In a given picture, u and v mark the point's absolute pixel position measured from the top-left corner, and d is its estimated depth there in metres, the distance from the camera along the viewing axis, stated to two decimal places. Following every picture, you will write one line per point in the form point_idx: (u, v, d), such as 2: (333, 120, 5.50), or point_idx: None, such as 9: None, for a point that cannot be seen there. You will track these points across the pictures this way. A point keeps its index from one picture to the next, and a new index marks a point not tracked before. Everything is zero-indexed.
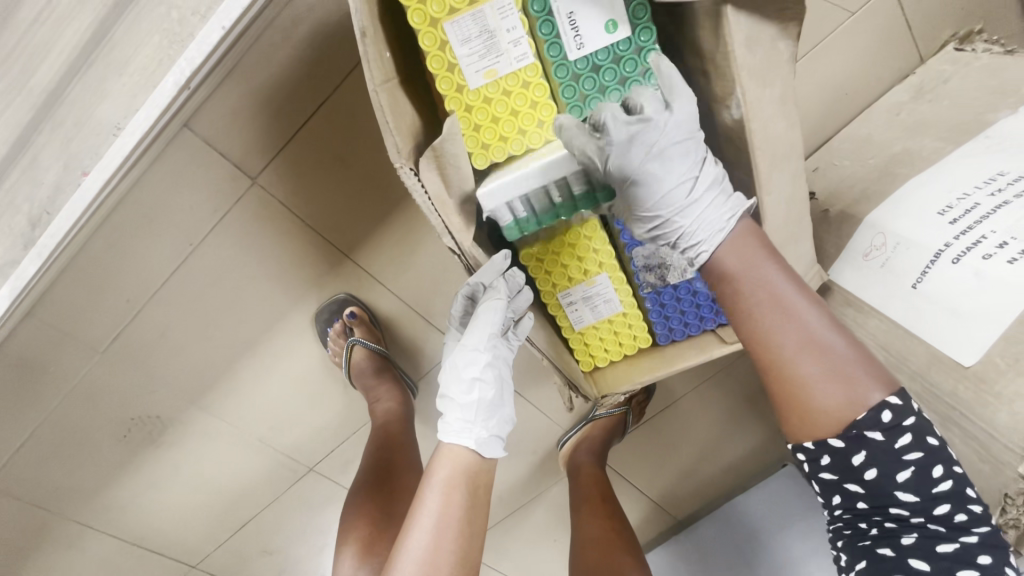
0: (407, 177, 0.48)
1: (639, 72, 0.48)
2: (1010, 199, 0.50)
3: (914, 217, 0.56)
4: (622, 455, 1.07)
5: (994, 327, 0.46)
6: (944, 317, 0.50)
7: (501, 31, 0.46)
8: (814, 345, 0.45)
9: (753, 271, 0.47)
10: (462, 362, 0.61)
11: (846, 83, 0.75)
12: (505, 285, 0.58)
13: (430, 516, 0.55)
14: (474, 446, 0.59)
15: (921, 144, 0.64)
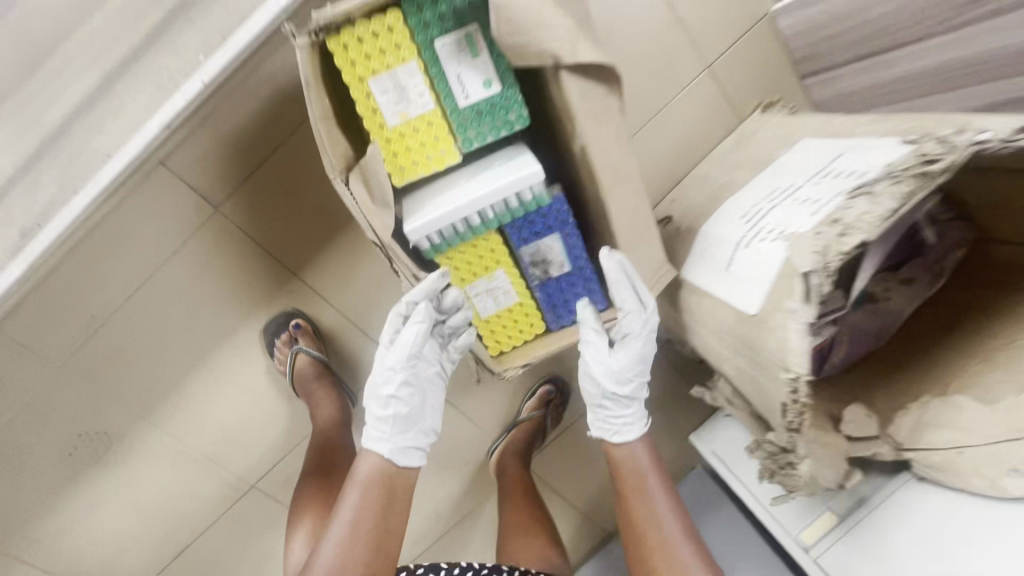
0: (339, 185, 0.65)
1: (510, 116, 0.68)
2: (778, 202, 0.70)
3: (727, 223, 0.76)
4: (548, 465, 1.17)
5: (764, 284, 0.64)
6: (742, 285, 0.68)
7: (409, 87, 0.64)
8: (678, 536, 0.78)
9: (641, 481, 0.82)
10: (388, 376, 0.76)
11: (690, 138, 0.99)
12: (427, 309, 0.74)
13: (353, 508, 0.69)
14: (386, 452, 0.73)
15: (736, 176, 0.86)
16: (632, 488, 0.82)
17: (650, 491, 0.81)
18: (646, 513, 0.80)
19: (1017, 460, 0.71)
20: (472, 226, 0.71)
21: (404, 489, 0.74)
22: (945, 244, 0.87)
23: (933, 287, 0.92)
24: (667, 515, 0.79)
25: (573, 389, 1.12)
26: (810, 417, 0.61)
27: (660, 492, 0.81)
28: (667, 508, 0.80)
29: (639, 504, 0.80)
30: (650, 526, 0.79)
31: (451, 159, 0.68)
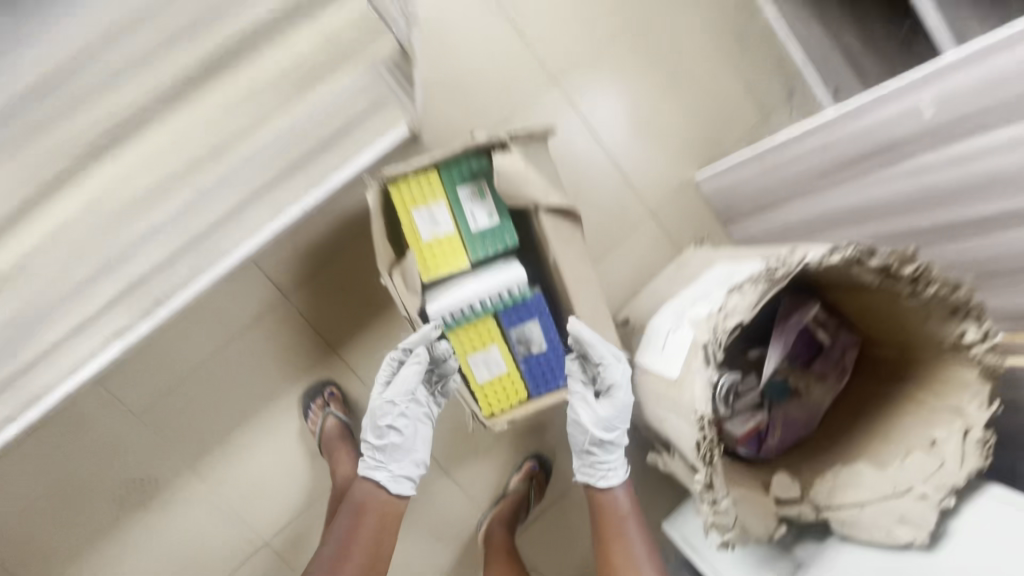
0: (386, 276, 0.98)
1: (505, 238, 1.00)
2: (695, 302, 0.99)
3: (664, 318, 1.04)
4: (531, 543, 1.28)
5: (681, 354, 0.90)
6: (669, 358, 0.94)
7: (438, 216, 0.97)
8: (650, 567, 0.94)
9: (620, 524, 0.99)
10: (384, 416, 1.01)
11: (643, 262, 1.30)
12: (420, 357, 1.00)
13: (355, 527, 0.93)
14: (375, 475, 0.97)
15: (673, 288, 1.15)
16: (614, 525, 0.99)
17: (627, 528, 0.99)
18: (624, 546, 0.97)
19: (903, 511, 0.88)
20: (475, 310, 0.98)
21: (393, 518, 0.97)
22: (839, 346, 1.11)
23: (843, 382, 1.12)
24: (638, 547, 0.96)
25: (553, 466, 1.26)
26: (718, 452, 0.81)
27: (634, 529, 0.98)
28: (640, 543, 0.97)
29: (620, 539, 0.98)
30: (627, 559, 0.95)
31: (461, 263, 0.98)
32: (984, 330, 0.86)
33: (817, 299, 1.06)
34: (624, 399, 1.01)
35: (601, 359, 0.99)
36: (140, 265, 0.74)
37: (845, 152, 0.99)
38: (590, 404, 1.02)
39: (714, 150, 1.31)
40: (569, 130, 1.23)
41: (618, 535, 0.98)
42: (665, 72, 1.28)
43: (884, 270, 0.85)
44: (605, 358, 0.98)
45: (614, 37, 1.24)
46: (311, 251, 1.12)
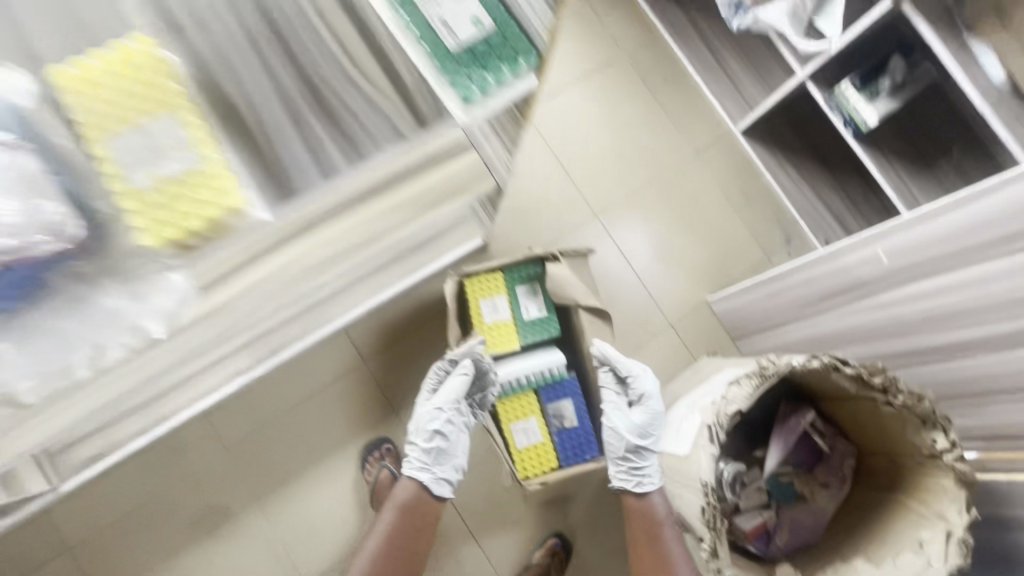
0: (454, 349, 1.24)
1: (550, 328, 1.25)
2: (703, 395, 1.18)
3: (678, 409, 1.23)
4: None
5: (689, 434, 1.08)
6: (680, 439, 1.11)
7: (500, 306, 1.24)
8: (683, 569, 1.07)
9: (656, 530, 1.12)
10: (432, 423, 1.16)
11: (662, 366, 1.51)
12: (468, 367, 1.16)
13: (390, 525, 1.09)
14: (422, 477, 1.13)
15: (688, 388, 1.34)
16: (652, 531, 1.12)
17: (662, 534, 1.11)
18: (659, 551, 1.09)
19: None
20: (521, 384, 1.21)
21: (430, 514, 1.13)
22: (838, 454, 1.24)
23: (844, 491, 1.23)
24: (674, 552, 1.09)
25: (574, 547, 1.37)
26: (719, 516, 0.96)
27: (670, 535, 1.10)
28: (675, 548, 1.09)
29: (658, 543, 1.10)
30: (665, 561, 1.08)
31: (513, 345, 1.23)
32: (952, 441, 1.00)
33: (813, 406, 1.24)
34: (653, 409, 1.17)
35: (630, 369, 1.19)
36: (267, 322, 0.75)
37: (827, 286, 1.24)
38: (624, 413, 1.18)
39: (724, 279, 1.59)
40: (605, 253, 1.54)
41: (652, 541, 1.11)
42: (684, 215, 1.60)
43: (859, 378, 1.03)
44: (632, 368, 1.19)
45: (644, 187, 1.59)
46: (391, 327, 1.39)
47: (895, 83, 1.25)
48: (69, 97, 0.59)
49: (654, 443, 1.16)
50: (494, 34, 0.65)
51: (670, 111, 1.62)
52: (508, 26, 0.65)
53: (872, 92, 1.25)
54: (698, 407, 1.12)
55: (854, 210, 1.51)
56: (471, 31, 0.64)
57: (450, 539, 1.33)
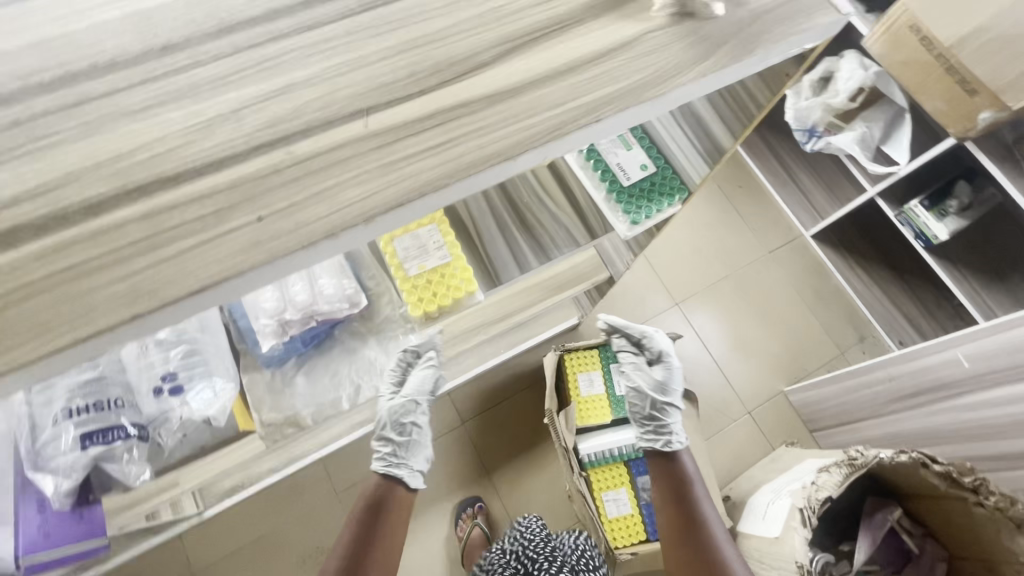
0: (552, 416, 1.35)
1: None
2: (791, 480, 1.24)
3: (763, 494, 1.29)
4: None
5: (780, 517, 1.14)
6: (769, 522, 1.17)
7: (594, 380, 1.37)
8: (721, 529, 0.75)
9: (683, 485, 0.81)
10: None
11: (740, 452, 1.57)
12: None
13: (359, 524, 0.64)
14: None
15: (770, 475, 1.39)
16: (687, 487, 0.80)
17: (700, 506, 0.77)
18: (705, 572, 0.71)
19: None
20: (614, 455, 1.30)
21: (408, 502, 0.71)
22: (928, 556, 1.25)
23: None
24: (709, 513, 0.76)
25: None
26: None
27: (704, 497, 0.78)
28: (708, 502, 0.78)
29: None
30: None
31: (604, 417, 1.33)
32: None
33: (899, 504, 1.28)
34: (671, 371, 0.98)
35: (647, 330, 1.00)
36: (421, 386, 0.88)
37: (907, 386, 1.32)
38: (644, 371, 1.00)
39: (799, 372, 1.67)
40: (684, 339, 1.66)
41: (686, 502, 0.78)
42: (760, 310, 1.72)
43: (949, 476, 1.08)
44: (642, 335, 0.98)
45: (720, 282, 1.74)
46: (488, 394, 1.53)
47: (963, 205, 1.37)
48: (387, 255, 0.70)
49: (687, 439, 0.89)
50: (659, 173, 0.74)
51: (745, 215, 1.81)
52: (670, 170, 0.74)
53: (941, 211, 1.39)
54: (787, 492, 1.18)
55: (928, 314, 1.59)
56: (639, 173, 0.73)
57: None
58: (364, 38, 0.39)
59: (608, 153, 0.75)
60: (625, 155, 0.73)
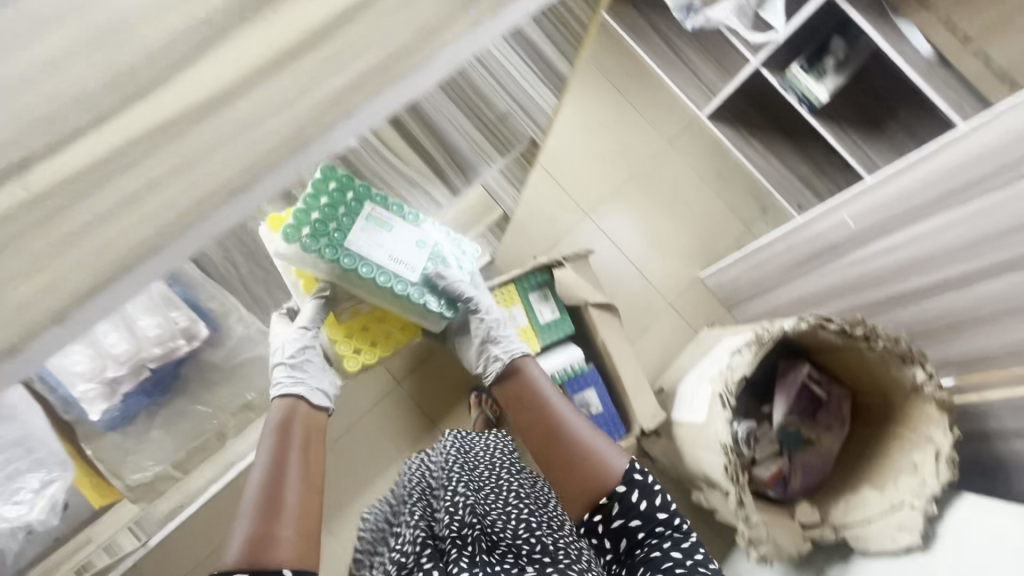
0: None
1: (564, 328, 1.38)
2: (717, 354, 1.33)
3: (691, 379, 1.36)
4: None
5: (701, 401, 1.23)
6: (700, 385, 1.28)
7: (516, 315, 1.36)
8: (584, 426, 0.88)
9: (541, 400, 0.93)
10: (297, 347, 0.95)
11: (668, 342, 1.65)
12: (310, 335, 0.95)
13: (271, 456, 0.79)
14: (304, 390, 0.91)
15: (692, 359, 1.49)
16: (542, 400, 0.93)
17: (557, 413, 0.90)
18: (571, 457, 0.83)
19: (897, 522, 1.12)
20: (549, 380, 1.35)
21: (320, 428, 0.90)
22: (836, 399, 1.42)
23: (845, 429, 1.41)
24: (565, 415, 0.90)
25: None
26: (738, 466, 1.11)
27: (562, 405, 0.92)
28: (565, 409, 0.91)
29: (577, 473, 0.81)
30: (597, 487, 0.79)
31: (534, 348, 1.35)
32: (929, 372, 1.13)
33: (808, 359, 1.40)
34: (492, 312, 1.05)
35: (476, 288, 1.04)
36: (320, 381, 0.95)
37: (803, 252, 1.40)
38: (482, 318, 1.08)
39: (710, 255, 1.73)
40: (599, 248, 1.66)
41: (549, 418, 0.89)
42: (667, 204, 1.74)
43: (843, 331, 1.17)
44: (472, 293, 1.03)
45: (626, 183, 1.72)
46: (416, 349, 1.50)
47: (839, 61, 1.37)
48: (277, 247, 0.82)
49: (511, 343, 1.04)
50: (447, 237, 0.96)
51: (641, 107, 1.76)
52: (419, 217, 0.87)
53: (819, 71, 1.39)
54: (711, 369, 1.28)
55: (818, 172, 1.63)
56: (455, 280, 0.95)
57: None
58: (66, 71, 0.33)
59: (364, 249, 0.82)
60: (414, 251, 0.86)
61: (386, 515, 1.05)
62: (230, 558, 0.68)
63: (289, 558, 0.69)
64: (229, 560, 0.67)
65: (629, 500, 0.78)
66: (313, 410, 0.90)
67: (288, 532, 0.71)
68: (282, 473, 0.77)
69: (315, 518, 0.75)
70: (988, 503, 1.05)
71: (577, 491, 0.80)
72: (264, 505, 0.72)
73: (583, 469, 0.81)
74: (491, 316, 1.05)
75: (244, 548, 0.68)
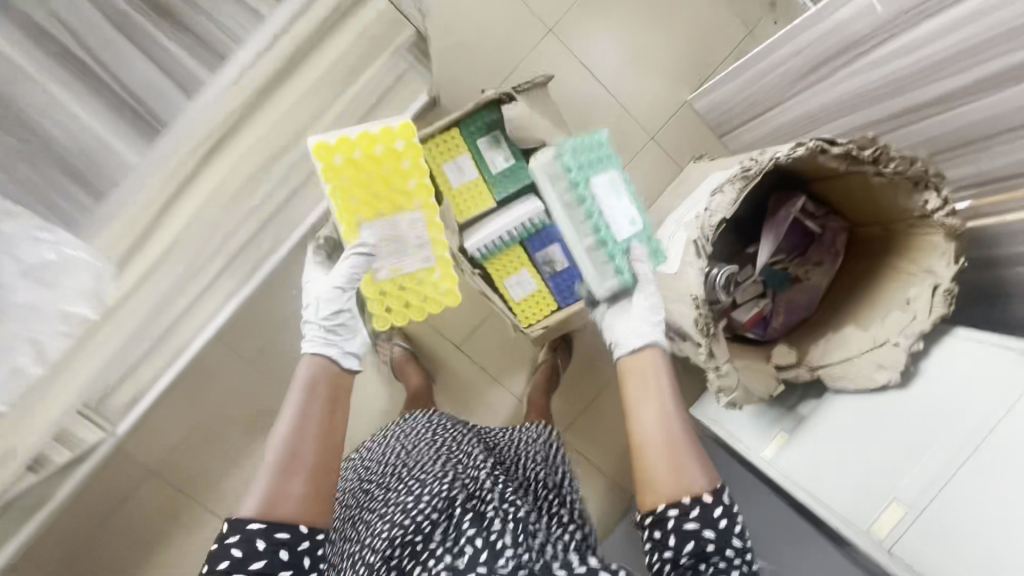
0: None
1: (522, 176, 1.19)
2: (699, 194, 1.14)
3: (667, 224, 1.21)
4: (565, 413, 1.53)
5: (675, 249, 1.08)
6: (675, 231, 1.13)
7: (465, 166, 1.17)
8: (689, 434, 0.84)
9: (663, 384, 0.90)
10: (332, 305, 1.03)
11: (649, 180, 1.45)
12: (343, 294, 1.05)
13: (302, 413, 0.82)
14: (336, 353, 0.93)
15: (674, 199, 1.30)
16: (661, 386, 0.89)
17: (673, 406, 0.86)
18: (675, 455, 0.81)
19: (879, 359, 1.05)
20: (505, 239, 1.19)
21: (345, 388, 0.90)
22: (830, 232, 1.28)
23: (837, 264, 1.29)
24: (679, 414, 0.86)
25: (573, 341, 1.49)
26: (713, 321, 1.00)
27: (677, 403, 0.87)
28: (677, 408, 0.87)
29: (676, 470, 0.80)
30: (687, 488, 0.79)
31: (488, 204, 1.19)
32: (944, 198, 0.98)
33: (807, 190, 1.20)
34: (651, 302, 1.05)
35: (640, 262, 1.07)
36: (354, 342, 0.98)
37: (816, 55, 1.12)
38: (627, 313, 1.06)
39: (701, 71, 1.44)
40: (566, 74, 1.38)
41: (665, 409, 0.86)
42: (651, 8, 1.40)
43: (848, 156, 0.98)
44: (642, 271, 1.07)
45: None
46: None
47: None
48: (318, 154, 0.99)
49: (645, 326, 1.00)
50: (604, 237, 1.07)
51: None
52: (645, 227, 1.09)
53: None
54: (688, 212, 1.11)
55: None
56: (643, 258, 1.07)
57: (478, 390, 1.47)
58: None
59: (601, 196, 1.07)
60: (605, 183, 1.07)
61: (398, 450, 0.97)
62: (247, 509, 0.73)
63: (299, 513, 0.74)
64: (247, 511, 0.72)
65: (709, 512, 0.77)
66: (340, 371, 0.91)
67: (299, 489, 0.75)
68: (306, 431, 0.79)
69: (327, 482, 0.78)
70: (980, 339, 0.97)
71: (656, 502, 0.80)
72: (285, 463, 0.76)
73: (678, 468, 0.80)
74: (644, 302, 1.05)
75: (261, 500, 0.73)
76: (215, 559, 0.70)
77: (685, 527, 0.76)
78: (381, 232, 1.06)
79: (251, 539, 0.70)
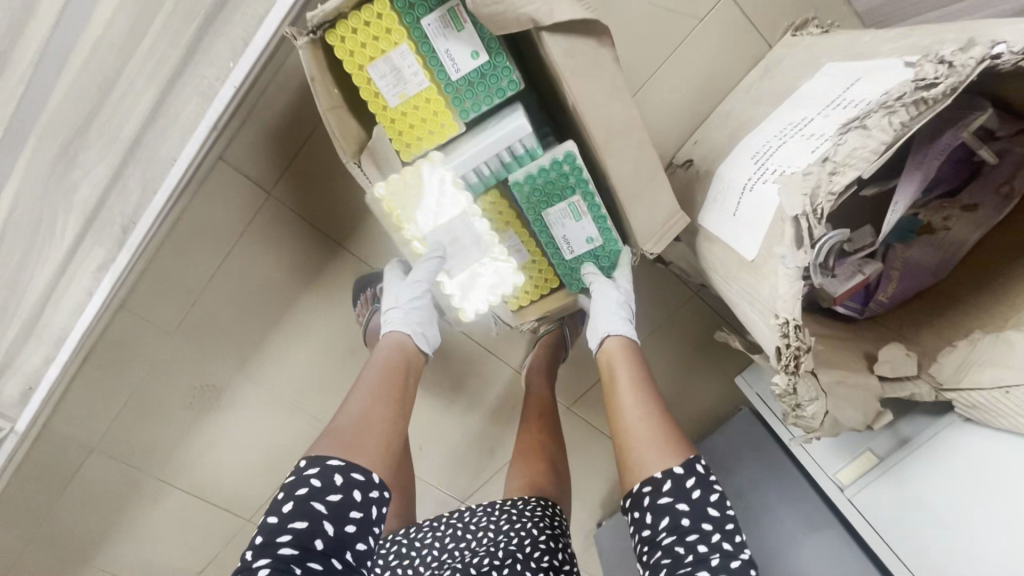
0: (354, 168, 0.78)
1: (504, 83, 0.71)
2: (811, 117, 0.66)
3: (738, 160, 0.75)
4: (577, 382, 1.23)
5: (759, 220, 0.64)
6: (754, 185, 0.67)
7: (404, 67, 0.69)
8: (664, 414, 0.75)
9: (640, 372, 0.80)
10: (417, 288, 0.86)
11: (713, 70, 0.95)
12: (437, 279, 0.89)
13: (372, 381, 0.74)
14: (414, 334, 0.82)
15: (757, 109, 0.81)
16: (634, 373, 0.80)
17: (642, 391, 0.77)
18: (647, 434, 0.72)
19: None
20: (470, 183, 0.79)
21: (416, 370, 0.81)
22: (1010, 163, 0.78)
23: (1001, 213, 0.81)
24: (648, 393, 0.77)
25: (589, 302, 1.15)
26: (806, 358, 0.61)
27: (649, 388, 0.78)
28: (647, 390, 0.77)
29: (646, 448, 0.71)
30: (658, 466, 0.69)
31: (452, 132, 0.74)
32: None
33: (992, 99, 0.70)
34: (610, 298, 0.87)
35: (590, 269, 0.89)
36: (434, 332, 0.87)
37: None
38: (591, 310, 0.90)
39: None
40: None
41: (634, 393, 0.77)
42: None
43: None
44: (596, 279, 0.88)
45: None
46: (283, 122, 0.98)
47: None
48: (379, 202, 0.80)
49: (603, 314, 0.86)
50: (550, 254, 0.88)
51: None
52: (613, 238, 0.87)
53: None
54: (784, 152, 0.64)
55: None
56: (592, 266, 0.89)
57: (465, 359, 1.17)
58: None
59: (551, 223, 0.84)
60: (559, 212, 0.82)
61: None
62: (320, 450, 0.64)
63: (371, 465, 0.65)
64: (321, 450, 0.64)
65: (684, 486, 0.67)
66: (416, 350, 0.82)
67: (372, 441, 0.67)
68: (378, 393, 0.72)
69: (399, 441, 0.70)
70: None
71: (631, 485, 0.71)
72: (360, 416, 0.69)
73: (651, 445, 0.71)
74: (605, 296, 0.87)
75: (334, 443, 0.65)
76: (288, 494, 0.60)
77: (660, 503, 0.67)
78: (445, 237, 0.84)
79: (330, 478, 0.61)
